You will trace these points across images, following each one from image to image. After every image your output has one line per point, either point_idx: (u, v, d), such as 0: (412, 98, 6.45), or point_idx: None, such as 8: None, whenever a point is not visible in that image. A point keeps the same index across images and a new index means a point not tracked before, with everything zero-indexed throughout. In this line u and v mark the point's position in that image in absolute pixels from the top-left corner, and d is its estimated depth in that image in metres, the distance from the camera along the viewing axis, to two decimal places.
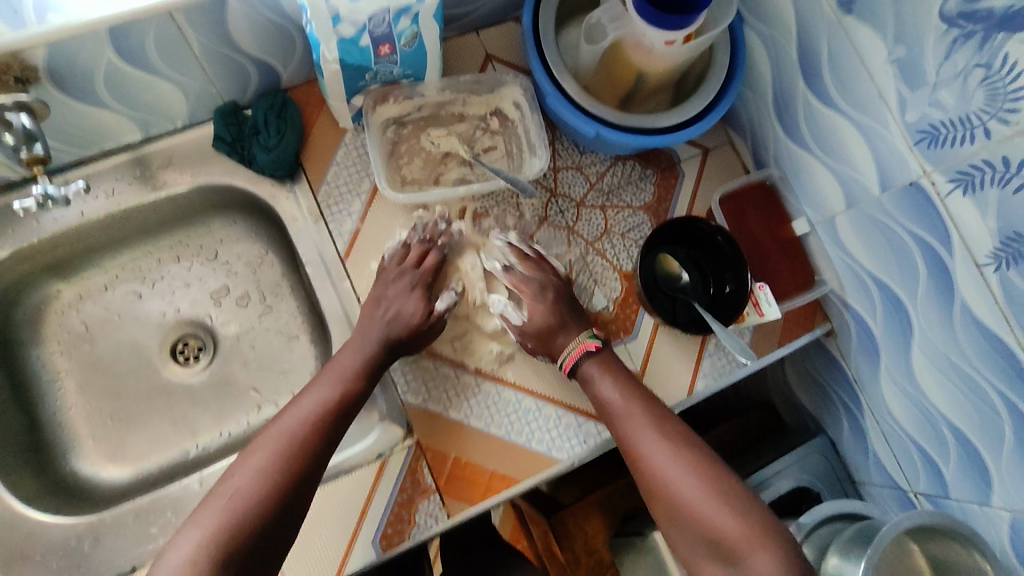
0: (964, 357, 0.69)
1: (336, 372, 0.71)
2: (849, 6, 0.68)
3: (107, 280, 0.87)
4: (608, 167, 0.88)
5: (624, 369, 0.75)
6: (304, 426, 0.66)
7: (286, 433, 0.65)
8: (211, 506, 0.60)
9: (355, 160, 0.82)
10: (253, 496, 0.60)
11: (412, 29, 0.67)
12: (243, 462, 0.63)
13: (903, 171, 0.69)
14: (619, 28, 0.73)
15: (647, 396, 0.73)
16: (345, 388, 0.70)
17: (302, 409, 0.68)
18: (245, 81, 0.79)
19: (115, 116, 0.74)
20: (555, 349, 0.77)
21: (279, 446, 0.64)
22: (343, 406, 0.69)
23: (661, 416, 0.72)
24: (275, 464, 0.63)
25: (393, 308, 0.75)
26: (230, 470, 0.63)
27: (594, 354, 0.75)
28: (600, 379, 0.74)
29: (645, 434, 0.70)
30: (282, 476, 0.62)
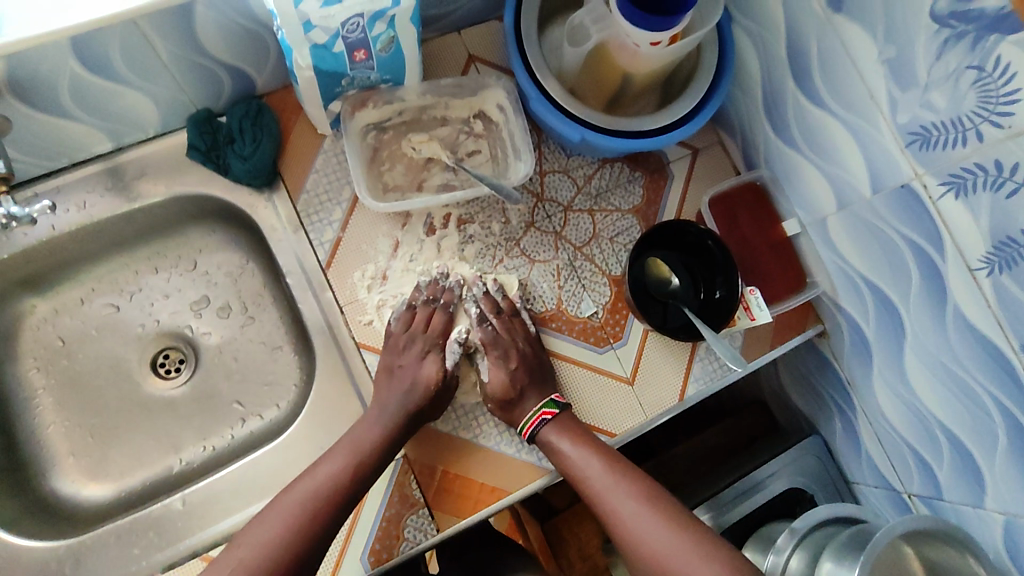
0: (957, 362, 0.68)
1: (348, 443, 0.70)
2: (838, 4, 0.66)
3: (83, 293, 0.85)
4: (595, 170, 0.86)
5: (585, 431, 0.74)
6: (311, 505, 0.66)
7: (288, 509, 0.65)
8: (214, 573, 0.61)
9: (335, 167, 0.80)
10: (253, 571, 0.61)
11: (388, 33, 0.65)
12: (249, 532, 0.64)
13: (895, 173, 0.67)
14: (602, 30, 0.71)
15: (613, 459, 0.72)
16: (360, 459, 0.69)
17: (308, 484, 0.67)
18: (219, 87, 0.76)
19: (84, 127, 0.72)
20: (514, 419, 0.75)
21: (287, 519, 0.64)
22: (356, 477, 0.69)
23: (628, 474, 0.72)
24: (280, 538, 0.63)
25: (411, 377, 0.74)
26: (236, 539, 0.64)
27: (552, 422, 0.74)
28: (559, 443, 0.73)
29: (613, 493, 0.70)
30: (283, 554, 0.62)
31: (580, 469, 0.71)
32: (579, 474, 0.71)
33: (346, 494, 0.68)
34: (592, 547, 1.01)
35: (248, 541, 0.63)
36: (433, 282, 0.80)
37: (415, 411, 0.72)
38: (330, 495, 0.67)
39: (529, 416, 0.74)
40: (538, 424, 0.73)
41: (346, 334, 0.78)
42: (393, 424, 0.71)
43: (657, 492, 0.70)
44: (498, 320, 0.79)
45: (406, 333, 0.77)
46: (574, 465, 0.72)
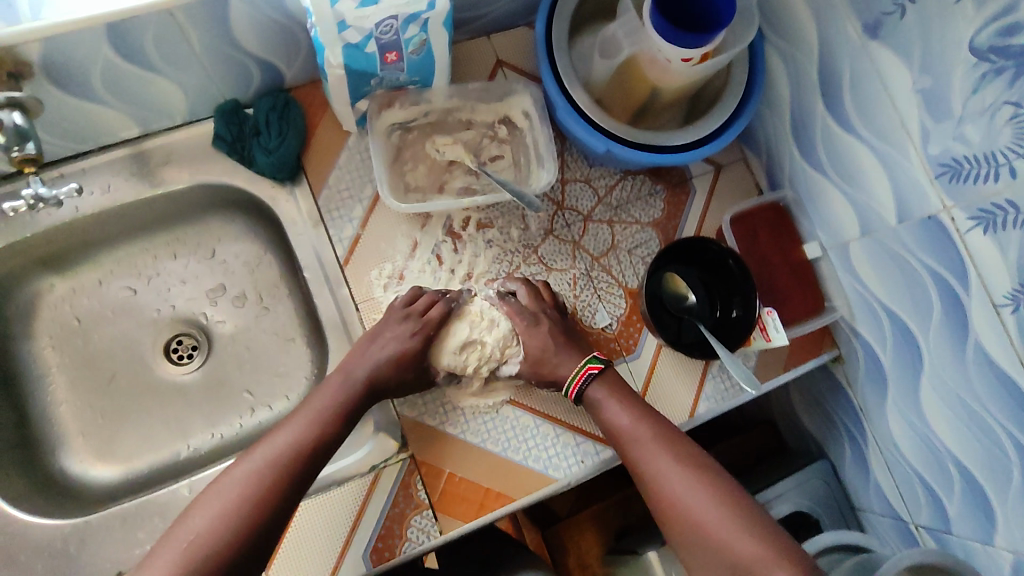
0: (976, 397, 0.67)
1: (343, 374, 0.72)
2: (875, 30, 0.66)
3: (102, 275, 0.86)
4: (617, 181, 0.86)
5: (636, 396, 0.73)
6: (301, 435, 0.67)
7: (289, 434, 0.66)
8: (214, 493, 0.62)
9: (358, 165, 0.81)
10: (248, 493, 0.61)
11: (420, 36, 0.65)
12: (248, 456, 0.65)
13: (923, 204, 0.67)
14: (635, 44, 0.71)
15: (661, 426, 0.71)
16: (352, 395, 0.71)
17: (307, 412, 0.69)
18: (248, 79, 0.77)
19: (113, 112, 0.72)
20: (559, 378, 0.74)
21: (283, 447, 0.65)
22: (346, 411, 0.70)
23: (678, 442, 0.69)
24: (275, 463, 0.64)
25: (390, 351, 0.73)
26: (233, 464, 0.64)
27: (599, 377, 0.74)
28: (609, 404, 0.73)
29: (661, 460, 0.68)
30: (278, 477, 0.63)
31: (631, 434, 0.70)
32: (628, 435, 0.70)
33: (337, 423, 0.69)
34: (590, 557, 1.00)
35: (246, 463, 0.64)
36: (413, 290, 0.76)
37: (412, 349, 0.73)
38: (321, 419, 0.69)
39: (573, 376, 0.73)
40: (585, 381, 0.73)
41: (360, 331, 0.78)
42: (388, 359, 0.72)
43: (708, 465, 0.68)
44: (522, 289, 0.78)
45: (402, 312, 0.75)
46: (623, 429, 0.71)
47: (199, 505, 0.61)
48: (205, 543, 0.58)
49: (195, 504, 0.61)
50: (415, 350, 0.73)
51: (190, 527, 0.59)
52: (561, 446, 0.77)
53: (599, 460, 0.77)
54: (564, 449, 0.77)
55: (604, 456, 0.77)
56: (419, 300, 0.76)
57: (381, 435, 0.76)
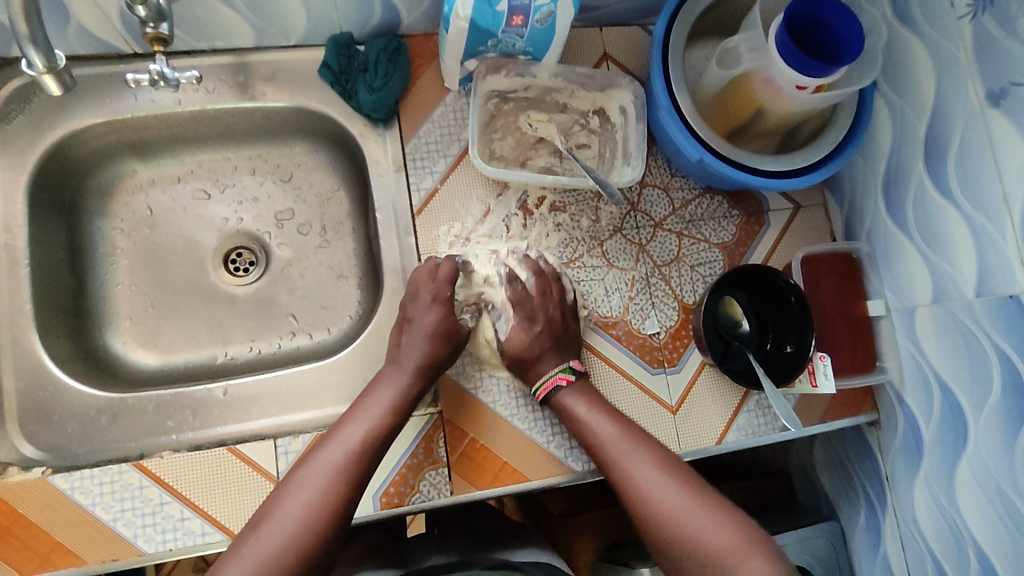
0: (1017, 488, 0.66)
1: (367, 411, 0.69)
2: (998, 99, 0.65)
3: (181, 172, 0.88)
4: (694, 197, 0.86)
5: (600, 395, 0.74)
6: (299, 528, 0.59)
7: (322, 474, 0.63)
8: (250, 540, 0.59)
9: (450, 123, 0.82)
10: (290, 542, 0.58)
11: (549, 7, 0.66)
12: (276, 507, 0.61)
13: (1007, 282, 0.65)
14: (755, 60, 0.71)
15: (627, 421, 0.72)
16: (376, 428, 0.68)
17: (330, 456, 0.65)
18: (368, 16, 0.78)
19: (237, 17, 0.75)
20: (532, 376, 0.75)
21: (318, 488, 0.62)
22: (375, 445, 0.67)
23: (648, 443, 0.70)
24: (310, 512, 0.61)
25: (423, 330, 0.72)
26: (266, 510, 0.61)
27: (568, 388, 0.73)
28: (574, 404, 0.73)
29: (628, 453, 0.69)
30: (319, 522, 0.60)
31: (599, 429, 0.71)
32: (597, 433, 0.71)
33: (360, 465, 0.65)
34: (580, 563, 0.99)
35: (281, 515, 0.60)
36: (430, 260, 0.76)
37: (427, 375, 0.72)
38: (347, 461, 0.64)
39: (542, 380, 0.74)
40: (557, 386, 0.73)
41: None
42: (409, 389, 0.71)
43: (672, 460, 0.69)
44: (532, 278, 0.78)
45: (426, 282, 0.74)
46: (593, 428, 0.71)
47: (230, 560, 0.57)
48: None
49: (234, 550, 0.58)
50: (433, 364, 0.72)
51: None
52: None
53: None
54: None
55: None
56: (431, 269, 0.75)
57: None
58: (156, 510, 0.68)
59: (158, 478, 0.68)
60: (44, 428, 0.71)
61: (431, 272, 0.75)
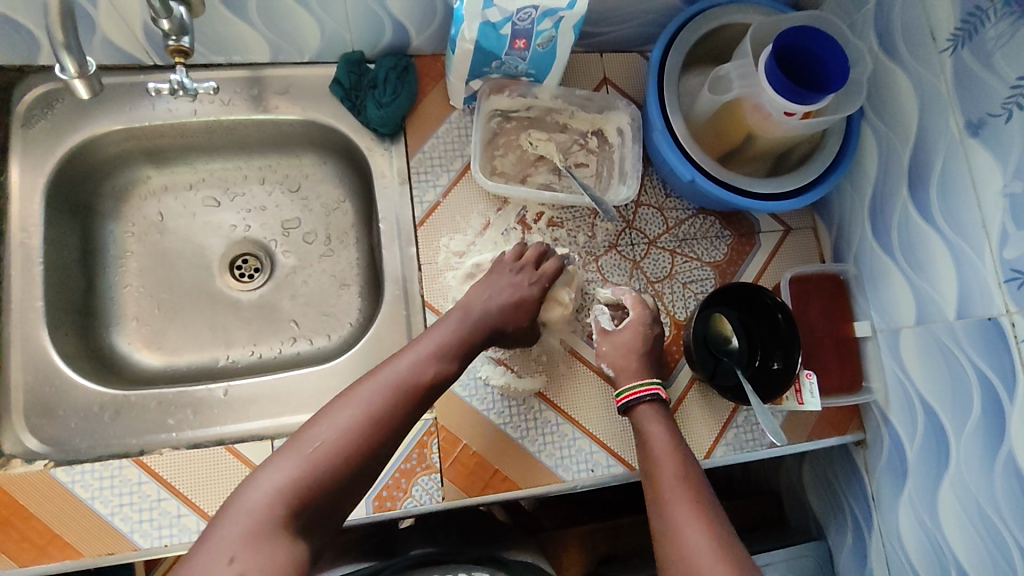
0: (996, 507, 0.67)
1: (433, 342, 0.70)
2: (976, 129, 0.68)
3: (193, 180, 0.91)
4: (688, 217, 0.89)
5: (679, 433, 0.73)
6: (353, 437, 0.61)
7: (383, 391, 0.64)
8: (300, 445, 0.60)
9: (454, 139, 0.85)
10: (336, 451, 0.60)
11: (551, 32, 0.70)
12: (334, 407, 0.63)
13: (986, 305, 0.68)
14: (745, 87, 0.75)
15: (691, 463, 0.70)
16: (443, 361, 0.69)
17: (394, 372, 0.66)
18: (379, 37, 0.82)
19: (254, 33, 0.78)
20: (621, 384, 0.76)
21: (379, 402, 0.63)
22: (436, 377, 0.68)
23: (701, 488, 0.68)
24: (365, 424, 0.62)
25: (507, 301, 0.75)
26: (322, 411, 0.63)
27: (660, 400, 0.75)
28: (654, 429, 0.73)
29: (683, 500, 0.66)
30: (372, 436, 0.62)
31: (662, 461, 0.70)
32: (663, 467, 0.69)
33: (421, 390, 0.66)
34: None
35: (335, 422, 0.61)
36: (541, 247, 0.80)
37: (498, 322, 0.74)
38: (411, 385, 0.66)
39: (632, 386, 0.75)
40: (643, 395, 0.74)
41: (417, 290, 0.82)
42: (470, 331, 0.72)
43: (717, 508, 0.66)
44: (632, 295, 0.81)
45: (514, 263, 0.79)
46: (657, 450, 0.71)
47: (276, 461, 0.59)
48: (294, 489, 0.57)
49: (286, 446, 0.61)
50: (509, 321, 0.75)
51: (275, 475, 0.58)
52: (575, 449, 0.78)
53: (607, 474, 0.78)
54: (577, 453, 0.78)
55: (614, 471, 0.78)
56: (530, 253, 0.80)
57: None
58: (154, 505, 0.69)
59: (156, 474, 0.70)
60: (49, 422, 0.73)
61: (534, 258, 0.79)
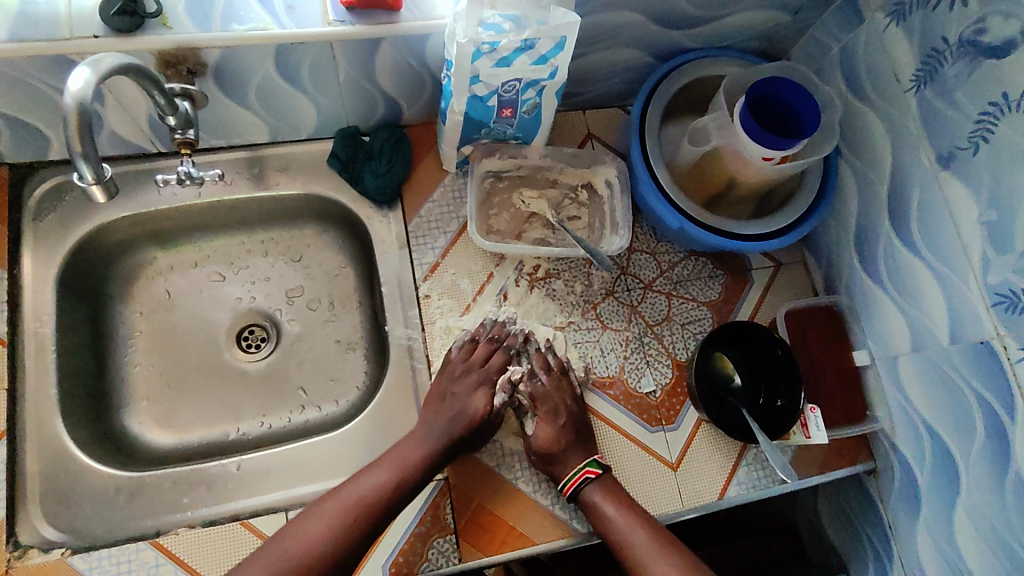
0: (1012, 531, 0.67)
1: (391, 458, 0.74)
2: (947, 162, 0.71)
3: (198, 257, 0.94)
4: (680, 259, 0.91)
5: (634, 501, 0.76)
6: (309, 556, 0.67)
7: (341, 509, 0.70)
8: (260, 562, 0.67)
9: (449, 202, 0.88)
10: (293, 565, 0.67)
11: (535, 100, 0.74)
12: (298, 527, 0.69)
13: (976, 328, 0.69)
14: (723, 137, 0.79)
15: (654, 522, 0.75)
16: (400, 476, 0.73)
17: (356, 493, 0.71)
18: (372, 112, 0.86)
19: (254, 117, 0.82)
20: (556, 472, 0.76)
21: (336, 523, 0.69)
22: (395, 496, 0.72)
23: (673, 544, 0.73)
24: (324, 541, 0.68)
25: (459, 407, 0.77)
26: (287, 531, 0.69)
27: (596, 481, 0.75)
28: (606, 507, 0.74)
29: (661, 566, 0.71)
30: (324, 554, 0.68)
31: (630, 535, 0.73)
32: (632, 542, 0.73)
33: (380, 513, 0.71)
34: None
35: (299, 535, 0.69)
36: (490, 344, 0.83)
37: (452, 442, 0.75)
38: (370, 504, 0.71)
39: (572, 474, 0.75)
40: (581, 484, 0.75)
41: (422, 352, 0.83)
42: (432, 450, 0.74)
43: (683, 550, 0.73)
44: (547, 375, 0.81)
45: (463, 364, 0.81)
46: (621, 528, 0.73)
47: (240, 572, 0.67)
48: None
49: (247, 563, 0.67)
50: (459, 441, 0.75)
51: None
52: None
53: None
54: None
55: None
56: (477, 350, 0.82)
57: None
58: None
59: (174, 555, 0.70)
60: (63, 509, 0.73)
61: (483, 356, 0.82)
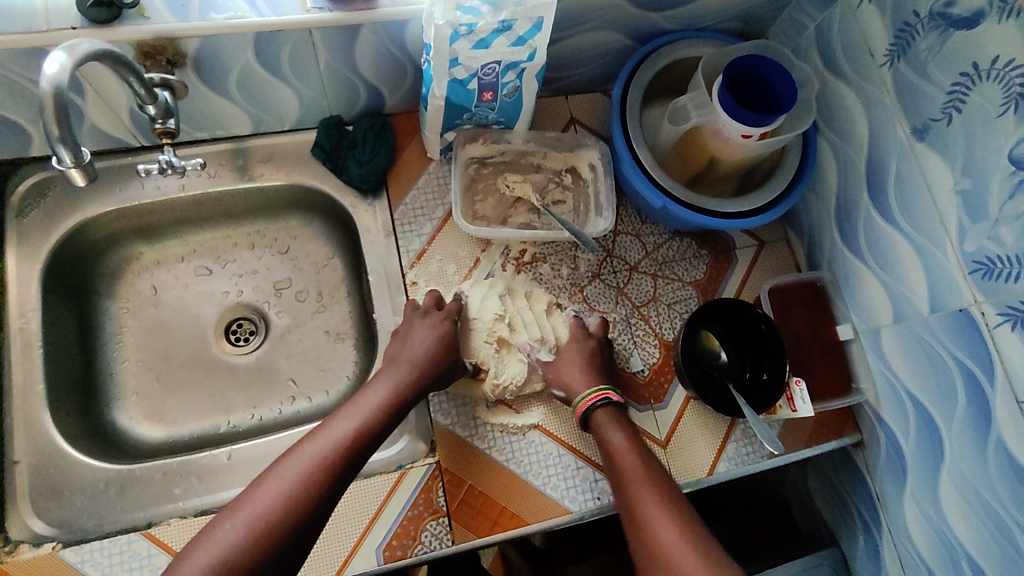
0: (994, 494, 0.69)
1: (357, 407, 0.71)
2: (922, 134, 0.72)
3: (184, 252, 0.94)
4: (665, 240, 0.92)
5: (631, 423, 0.78)
6: (280, 505, 0.61)
7: (315, 454, 0.66)
8: (215, 535, 0.59)
9: (434, 189, 0.89)
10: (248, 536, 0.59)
11: (515, 82, 0.74)
12: (262, 483, 0.63)
13: (955, 297, 0.71)
14: (702, 116, 0.79)
15: (651, 455, 0.75)
16: (366, 419, 0.70)
17: (324, 440, 0.67)
18: (354, 100, 0.87)
19: (236, 109, 0.82)
20: (571, 393, 0.79)
21: (310, 465, 0.65)
22: (364, 438, 0.69)
23: (661, 479, 0.72)
24: (294, 488, 0.63)
25: (421, 339, 0.77)
26: (260, 479, 0.64)
27: (611, 404, 0.77)
28: (610, 429, 0.76)
29: (649, 495, 0.70)
30: (294, 506, 0.62)
31: (625, 460, 0.73)
32: (625, 468, 0.73)
33: (357, 449, 0.68)
34: None
35: (262, 493, 0.62)
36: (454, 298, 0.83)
37: (423, 377, 0.75)
38: (343, 445, 0.67)
39: (584, 396, 0.77)
40: (593, 406, 0.77)
41: None
42: (403, 386, 0.74)
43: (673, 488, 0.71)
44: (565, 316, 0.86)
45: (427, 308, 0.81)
46: (618, 451, 0.74)
47: (204, 540, 0.59)
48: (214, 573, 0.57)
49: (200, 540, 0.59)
50: (434, 367, 0.76)
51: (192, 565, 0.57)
52: (579, 479, 0.79)
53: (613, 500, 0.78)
54: (582, 482, 0.79)
55: None
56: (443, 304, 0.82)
57: (412, 437, 0.80)
58: None
59: (166, 545, 0.70)
60: (54, 504, 0.73)
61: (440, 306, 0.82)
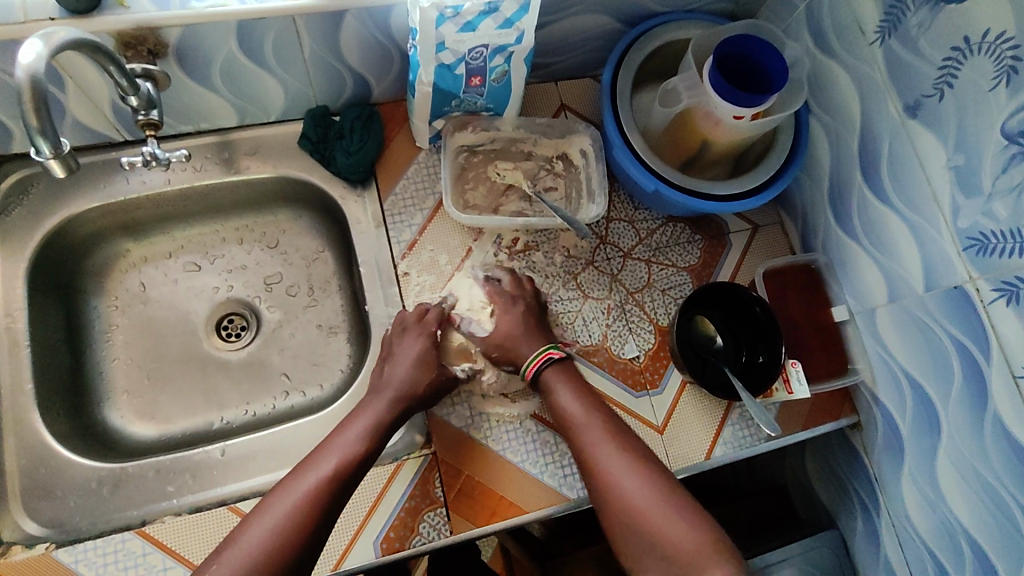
0: (992, 471, 0.69)
1: (339, 444, 0.69)
2: (914, 111, 0.71)
3: (172, 248, 0.92)
4: (658, 226, 0.92)
5: (586, 384, 0.75)
6: (264, 547, 0.60)
7: (296, 490, 0.64)
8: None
9: (424, 178, 0.88)
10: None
11: (503, 67, 0.74)
12: (246, 527, 0.62)
13: (949, 274, 0.70)
14: (693, 97, 0.79)
15: (603, 408, 0.73)
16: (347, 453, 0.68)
17: (306, 476, 0.65)
18: (341, 90, 0.85)
19: (221, 100, 0.81)
20: (520, 356, 0.77)
21: (293, 503, 0.63)
22: (346, 474, 0.67)
23: (622, 434, 0.70)
24: (279, 528, 0.61)
25: (405, 360, 0.76)
26: (245, 522, 0.62)
27: (558, 362, 0.75)
28: (561, 388, 0.74)
29: (602, 443, 0.69)
30: (280, 546, 0.60)
31: (574, 415, 0.72)
32: (579, 425, 0.71)
33: (342, 484, 0.66)
34: None
35: (246, 537, 0.61)
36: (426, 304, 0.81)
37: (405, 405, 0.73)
38: (326, 480, 0.65)
39: (534, 356, 0.76)
40: (542, 363, 0.75)
41: None
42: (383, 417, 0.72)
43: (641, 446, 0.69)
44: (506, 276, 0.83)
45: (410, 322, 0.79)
46: (570, 410, 0.73)
47: None
48: None
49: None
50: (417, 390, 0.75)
51: None
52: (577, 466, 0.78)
53: None
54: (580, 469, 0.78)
55: None
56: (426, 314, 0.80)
57: (408, 429, 0.79)
58: None
59: (161, 543, 0.70)
60: (45, 504, 0.72)
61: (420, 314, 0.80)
